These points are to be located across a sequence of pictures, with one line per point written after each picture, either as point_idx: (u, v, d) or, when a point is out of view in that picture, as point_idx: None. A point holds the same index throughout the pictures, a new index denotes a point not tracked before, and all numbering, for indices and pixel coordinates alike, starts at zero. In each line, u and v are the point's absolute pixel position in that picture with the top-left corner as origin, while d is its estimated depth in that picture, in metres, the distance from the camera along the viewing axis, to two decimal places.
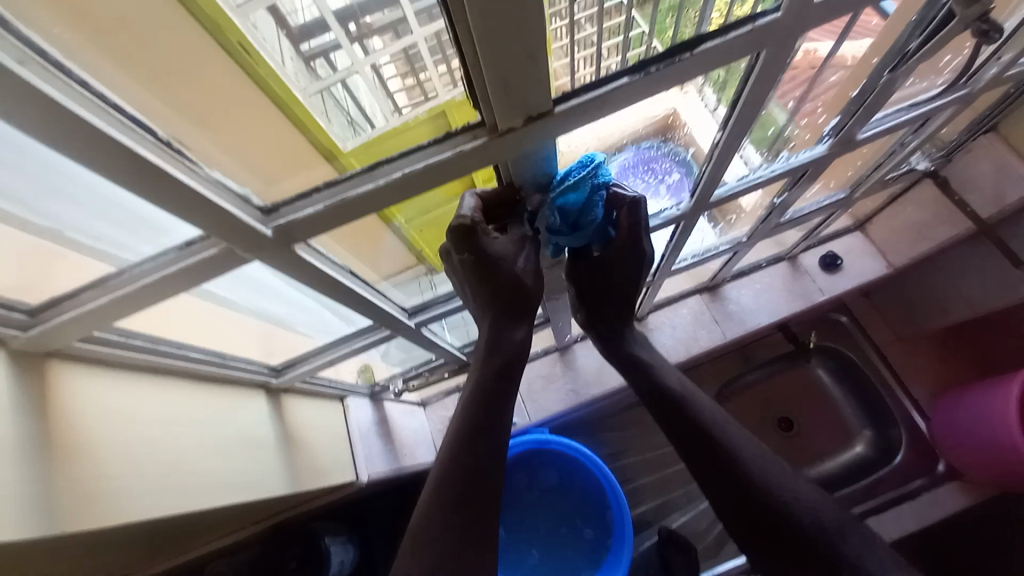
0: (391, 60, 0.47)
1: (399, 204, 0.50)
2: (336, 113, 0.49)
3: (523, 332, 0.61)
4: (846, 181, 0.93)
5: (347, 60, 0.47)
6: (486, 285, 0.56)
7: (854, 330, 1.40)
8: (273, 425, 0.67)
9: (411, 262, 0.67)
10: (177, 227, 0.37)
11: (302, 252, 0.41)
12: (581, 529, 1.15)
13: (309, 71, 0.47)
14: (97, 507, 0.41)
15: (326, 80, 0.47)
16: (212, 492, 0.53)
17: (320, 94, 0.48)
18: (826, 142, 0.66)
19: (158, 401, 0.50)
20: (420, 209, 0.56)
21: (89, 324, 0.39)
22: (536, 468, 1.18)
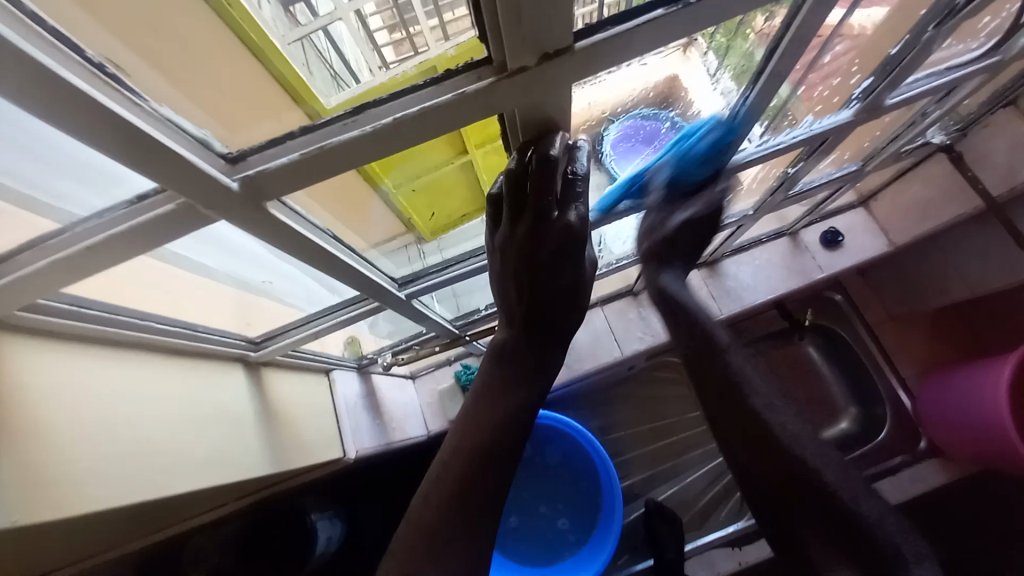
0: (377, 9, 0.44)
1: (388, 162, 0.50)
2: (317, 62, 0.48)
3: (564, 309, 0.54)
4: (859, 153, 0.89)
5: (328, 6, 0.44)
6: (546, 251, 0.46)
7: (847, 309, 1.39)
8: (251, 400, 0.63)
9: (399, 228, 0.67)
10: (127, 178, 0.32)
11: (274, 211, 0.36)
12: (558, 518, 1.15)
13: (289, 17, 0.45)
14: (52, 497, 0.37)
15: (304, 27, 0.45)
16: (186, 473, 0.49)
17: (300, 43, 0.46)
18: (853, 107, 0.61)
19: (120, 377, 0.45)
20: (410, 173, 0.56)
21: (28, 291, 0.33)
22: (542, 448, 1.18)
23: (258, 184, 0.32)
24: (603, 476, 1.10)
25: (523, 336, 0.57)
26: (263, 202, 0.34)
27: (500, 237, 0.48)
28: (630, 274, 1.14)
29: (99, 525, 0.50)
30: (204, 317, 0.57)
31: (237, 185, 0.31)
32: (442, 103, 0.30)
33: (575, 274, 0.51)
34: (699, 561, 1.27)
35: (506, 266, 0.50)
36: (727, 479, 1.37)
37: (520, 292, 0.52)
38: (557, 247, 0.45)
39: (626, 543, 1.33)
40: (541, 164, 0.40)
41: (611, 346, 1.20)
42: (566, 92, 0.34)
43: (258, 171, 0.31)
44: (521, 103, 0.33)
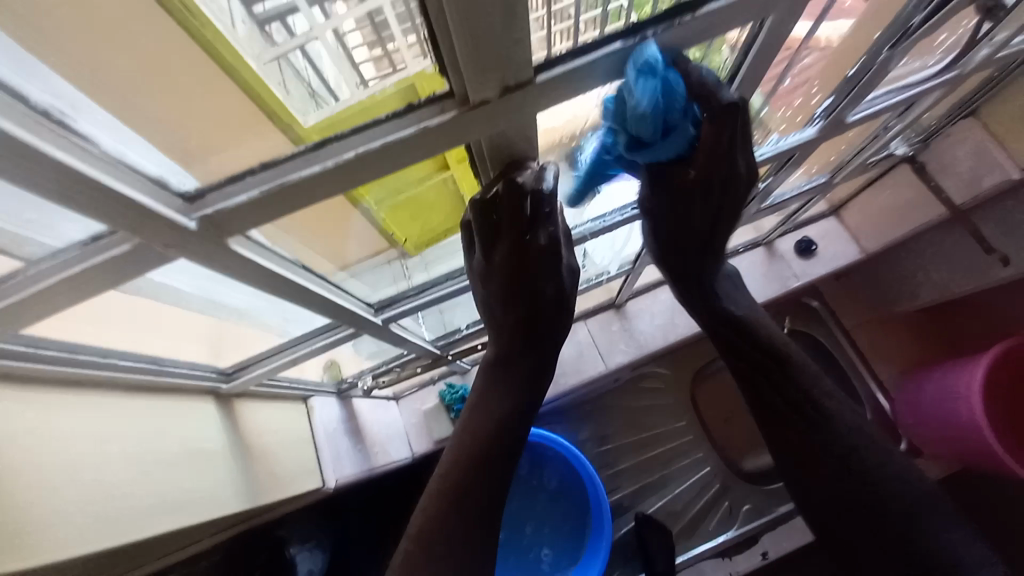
0: (355, 27, 0.39)
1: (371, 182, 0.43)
2: (295, 83, 0.42)
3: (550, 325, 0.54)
4: (828, 165, 0.91)
5: (303, 24, 0.39)
6: (524, 273, 0.47)
7: (825, 315, 1.42)
8: (223, 433, 0.61)
9: (381, 246, 0.59)
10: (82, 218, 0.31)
11: (237, 246, 0.35)
12: (541, 547, 1.13)
13: (259, 32, 0.39)
14: (7, 550, 0.35)
15: (279, 47, 0.39)
16: (151, 514, 0.47)
17: (276, 62, 0.40)
18: (817, 124, 0.63)
19: (84, 418, 0.43)
20: (390, 189, 0.49)
21: None
22: (540, 473, 1.16)
23: (218, 221, 0.31)
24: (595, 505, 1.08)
25: (512, 360, 0.56)
26: (225, 238, 0.33)
27: (478, 263, 0.47)
28: (613, 287, 1.15)
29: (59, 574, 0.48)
30: (173, 350, 0.55)
31: (195, 223, 0.30)
32: (405, 137, 0.30)
33: (559, 289, 0.51)
34: (690, 573, 1.27)
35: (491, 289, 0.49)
36: (715, 488, 1.37)
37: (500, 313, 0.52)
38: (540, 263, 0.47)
39: (617, 557, 1.31)
40: (512, 191, 0.41)
41: (596, 359, 1.20)
42: (531, 122, 0.34)
43: (218, 208, 0.30)
44: (487, 134, 0.33)
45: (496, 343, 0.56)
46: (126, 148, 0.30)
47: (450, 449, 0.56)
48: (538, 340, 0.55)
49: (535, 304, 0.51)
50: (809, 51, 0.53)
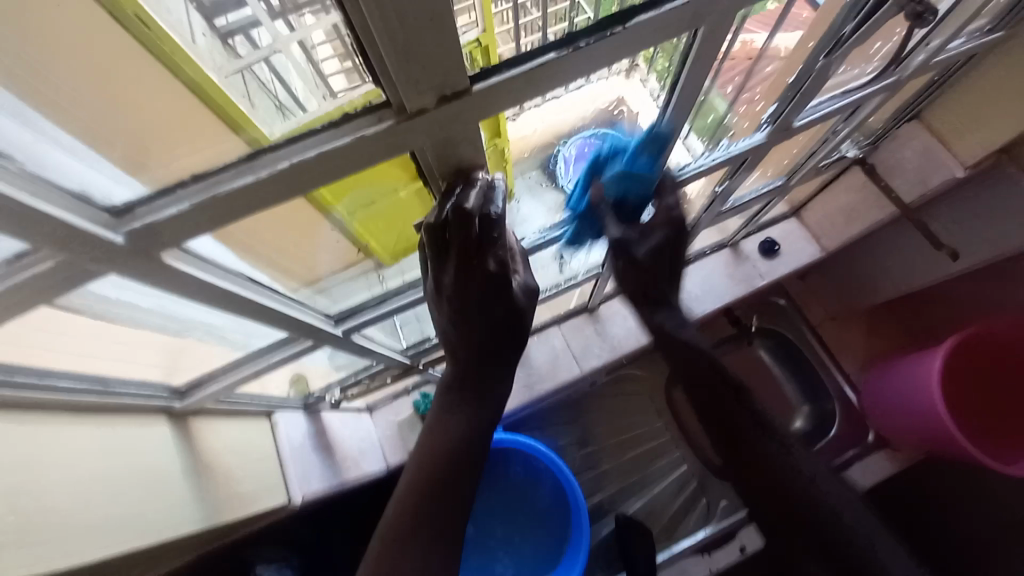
0: (325, 38, 0.37)
1: (331, 189, 0.44)
2: (260, 96, 0.41)
3: (510, 343, 0.55)
4: (782, 168, 0.95)
5: (268, 37, 0.38)
6: (478, 297, 0.47)
7: (792, 313, 1.47)
8: (179, 454, 0.59)
9: (354, 257, 0.60)
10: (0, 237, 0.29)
11: (172, 262, 0.34)
12: (499, 557, 1.12)
13: (225, 47, 0.39)
14: None
15: (246, 59, 0.39)
16: (98, 540, 0.45)
17: (241, 74, 0.40)
18: (764, 129, 0.64)
19: (28, 440, 0.41)
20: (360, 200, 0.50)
21: None
22: (528, 491, 1.15)
23: (149, 235, 0.30)
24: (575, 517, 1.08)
25: (470, 375, 0.57)
26: (159, 252, 0.32)
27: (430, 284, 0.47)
28: (583, 292, 1.16)
29: None
30: (122, 369, 0.53)
31: (123, 238, 0.29)
32: (340, 146, 0.30)
33: (517, 311, 0.52)
34: None
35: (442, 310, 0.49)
36: (691, 488, 1.38)
37: (456, 332, 0.52)
38: (489, 289, 0.47)
39: (598, 561, 1.31)
40: (460, 217, 0.40)
41: (570, 364, 1.21)
42: (474, 130, 0.35)
43: (147, 222, 0.30)
44: (428, 142, 0.34)
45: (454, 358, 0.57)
46: (49, 164, 0.29)
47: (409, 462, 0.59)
48: (496, 359, 0.56)
49: (492, 325, 0.51)
50: (768, 60, 0.59)
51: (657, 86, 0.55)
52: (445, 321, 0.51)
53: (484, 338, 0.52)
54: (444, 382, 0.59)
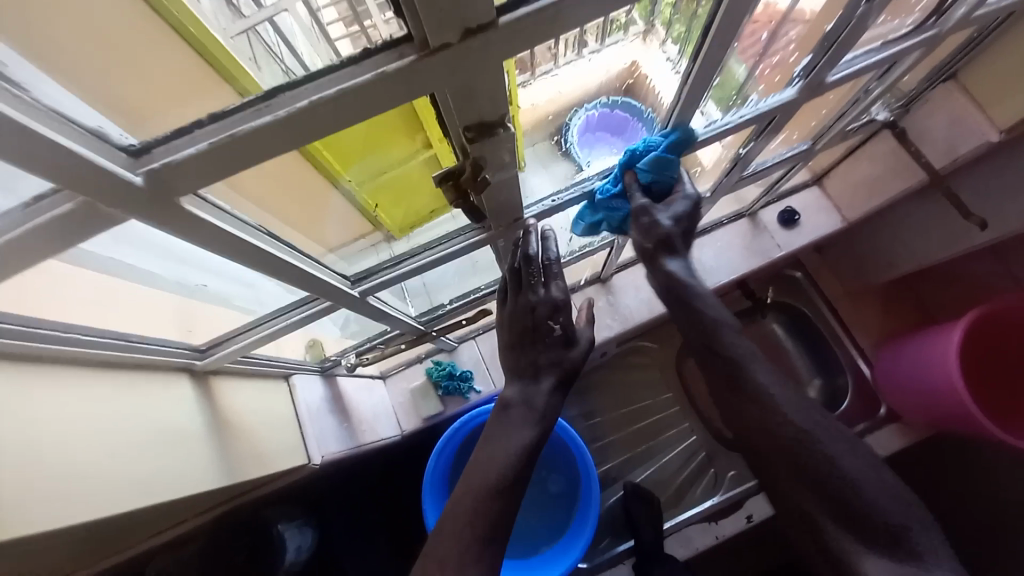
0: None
1: (339, 151, 0.47)
2: (264, 55, 0.40)
3: (554, 340, 0.69)
4: (808, 132, 0.91)
5: None
6: (521, 295, 0.69)
7: (807, 286, 1.45)
8: (201, 412, 0.60)
9: (365, 228, 0.62)
10: (18, 181, 0.29)
11: (189, 207, 0.33)
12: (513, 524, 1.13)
13: (231, 9, 0.40)
14: None
15: (250, 19, 0.39)
16: (121, 494, 0.46)
17: (245, 36, 0.40)
18: (795, 85, 0.62)
19: (51, 393, 0.42)
20: (371, 171, 0.53)
21: None
22: (543, 473, 1.17)
23: (166, 178, 0.29)
24: (583, 485, 1.08)
25: (521, 367, 0.69)
26: (176, 198, 0.32)
27: (512, 315, 0.69)
28: (597, 262, 1.15)
29: (36, 552, 0.47)
30: (142, 326, 0.54)
31: (141, 179, 0.29)
32: (360, 85, 0.29)
33: (551, 310, 0.67)
34: (677, 539, 1.29)
35: (519, 332, 0.69)
36: (700, 458, 1.40)
37: (509, 327, 0.70)
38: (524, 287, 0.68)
39: (605, 526, 1.34)
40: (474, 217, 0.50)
41: None
42: (498, 73, 0.33)
43: (164, 164, 0.29)
44: (451, 85, 0.32)
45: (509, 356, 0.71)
46: (63, 101, 0.28)
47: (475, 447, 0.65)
48: (542, 355, 0.68)
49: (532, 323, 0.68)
50: (794, 24, 0.57)
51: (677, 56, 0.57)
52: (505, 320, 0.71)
53: (529, 332, 0.68)
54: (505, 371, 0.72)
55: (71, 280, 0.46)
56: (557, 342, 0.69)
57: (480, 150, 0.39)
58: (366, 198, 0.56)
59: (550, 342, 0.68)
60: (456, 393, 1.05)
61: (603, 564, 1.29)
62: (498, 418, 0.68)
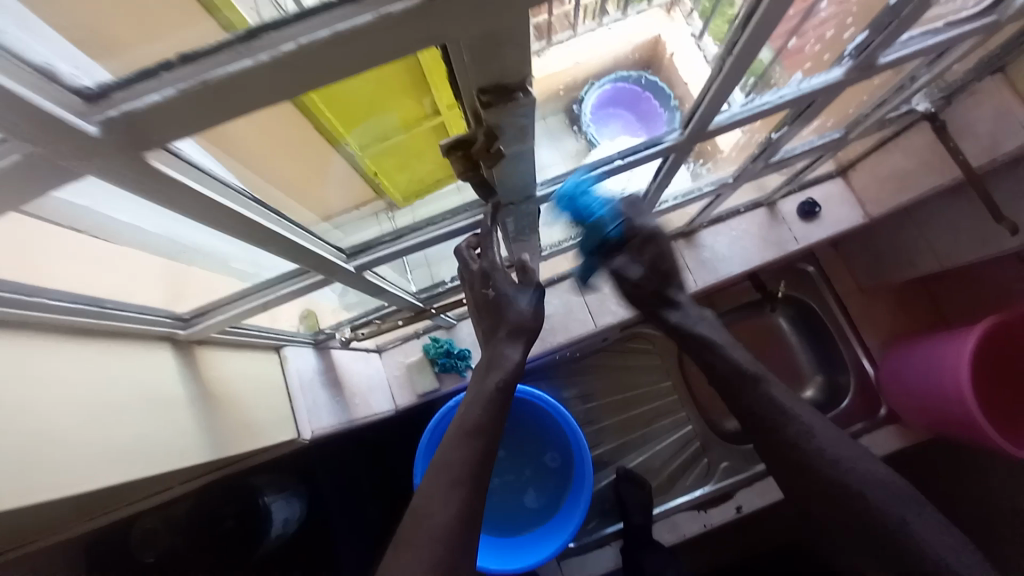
0: None
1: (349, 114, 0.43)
2: None
3: (511, 310, 0.67)
4: (844, 120, 0.86)
5: None
6: (468, 270, 0.66)
7: (819, 281, 1.41)
8: (185, 383, 0.57)
9: (367, 196, 0.56)
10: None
11: (158, 163, 0.29)
12: (512, 505, 1.13)
13: None
14: None
15: None
16: (99, 467, 0.44)
17: None
18: (845, 64, 0.57)
19: (17, 362, 0.39)
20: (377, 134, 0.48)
21: None
22: (524, 485, 1.15)
23: (129, 127, 0.25)
24: (577, 471, 1.06)
25: (485, 331, 0.70)
26: (142, 152, 0.27)
27: (467, 295, 0.71)
28: None
29: (10, 524, 0.45)
30: (122, 290, 0.50)
31: (97, 128, 0.24)
32: (360, 27, 0.24)
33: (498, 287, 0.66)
34: (665, 525, 1.29)
35: (475, 307, 0.70)
36: (694, 447, 1.39)
37: (469, 296, 0.70)
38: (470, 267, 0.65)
39: (594, 508, 1.34)
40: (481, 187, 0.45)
41: (584, 318, 1.16)
42: (526, 24, 0.28)
43: (125, 111, 0.24)
44: (468, 37, 0.27)
45: (476, 320, 0.73)
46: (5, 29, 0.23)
47: (472, 431, 0.62)
48: (500, 323, 0.68)
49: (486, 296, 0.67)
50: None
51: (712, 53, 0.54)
52: (467, 290, 0.71)
53: (486, 304, 0.68)
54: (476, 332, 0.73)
55: (43, 238, 0.42)
56: (514, 311, 0.67)
57: (496, 118, 0.34)
58: (370, 164, 0.50)
59: (507, 312, 0.67)
60: (453, 370, 1.03)
61: (589, 546, 1.29)
62: (481, 378, 0.67)
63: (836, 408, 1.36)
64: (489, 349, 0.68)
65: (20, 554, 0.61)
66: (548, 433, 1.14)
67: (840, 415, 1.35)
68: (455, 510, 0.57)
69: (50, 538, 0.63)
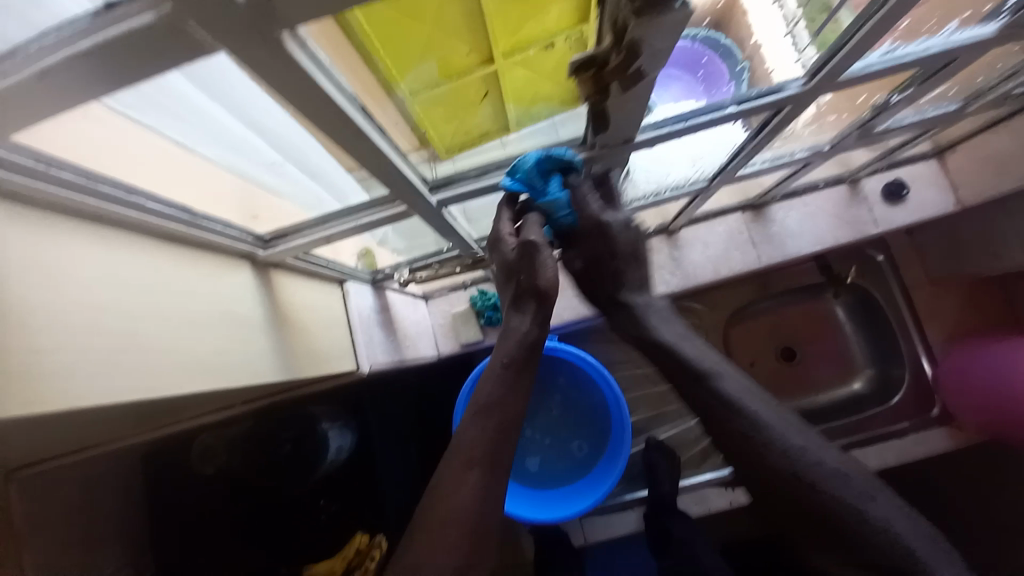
0: None
1: (405, 55, 0.39)
2: None
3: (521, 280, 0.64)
4: (967, 90, 0.77)
5: None
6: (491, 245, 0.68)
7: (887, 270, 1.32)
8: (261, 304, 0.58)
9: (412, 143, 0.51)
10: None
11: (290, 48, 0.27)
12: (527, 457, 1.12)
13: None
14: (60, 379, 0.33)
15: None
16: (187, 375, 0.44)
17: None
18: (1005, 17, 0.50)
19: (112, 258, 0.39)
20: (424, 80, 0.43)
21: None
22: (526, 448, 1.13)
23: None
24: (614, 437, 1.06)
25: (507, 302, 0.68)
26: (278, 30, 0.26)
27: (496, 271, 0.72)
28: (669, 212, 1.04)
29: (97, 421, 0.47)
30: (206, 203, 0.50)
31: None
32: None
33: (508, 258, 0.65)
34: (691, 497, 1.29)
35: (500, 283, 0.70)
36: None
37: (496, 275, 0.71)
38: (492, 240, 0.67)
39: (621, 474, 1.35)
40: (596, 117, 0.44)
41: None
42: None
43: None
44: None
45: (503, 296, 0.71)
46: None
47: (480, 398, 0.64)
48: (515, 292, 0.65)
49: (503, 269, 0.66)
50: None
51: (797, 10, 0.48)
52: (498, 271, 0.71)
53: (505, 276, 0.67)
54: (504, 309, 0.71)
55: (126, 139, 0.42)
56: (523, 282, 0.64)
57: (642, 31, 0.30)
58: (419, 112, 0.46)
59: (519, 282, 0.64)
60: (498, 324, 1.03)
61: (613, 508, 1.30)
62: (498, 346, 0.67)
63: (885, 404, 1.30)
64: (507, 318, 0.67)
65: (93, 452, 0.64)
66: (587, 399, 1.13)
67: (888, 410, 1.29)
68: None
69: (124, 440, 0.67)
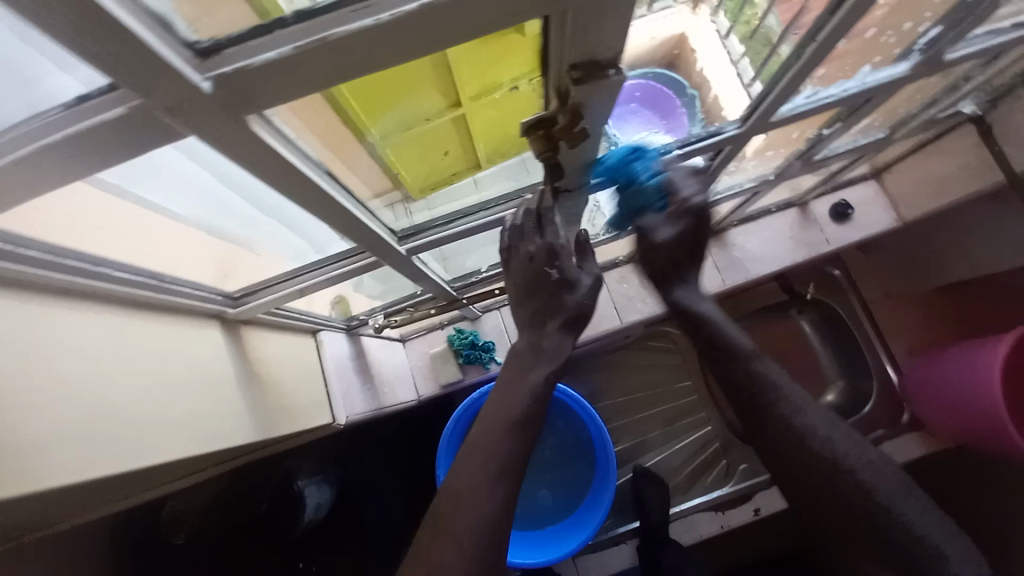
0: None
1: (383, 104, 0.40)
2: None
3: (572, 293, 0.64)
4: (892, 119, 0.84)
5: None
6: (530, 247, 0.61)
7: (845, 284, 1.39)
8: (232, 362, 0.57)
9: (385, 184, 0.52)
10: (70, 66, 0.25)
11: (256, 127, 0.29)
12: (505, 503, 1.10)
13: None
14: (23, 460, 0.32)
15: None
16: (157, 442, 0.43)
17: None
18: (911, 59, 0.55)
19: (84, 328, 0.39)
20: (400, 121, 0.44)
21: None
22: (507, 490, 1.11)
23: (238, 84, 0.25)
24: (599, 470, 1.06)
25: (541, 309, 0.65)
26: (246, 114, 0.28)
27: (513, 275, 0.64)
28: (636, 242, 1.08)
29: (58, 499, 0.45)
30: (176, 266, 0.50)
31: (209, 85, 0.25)
32: None
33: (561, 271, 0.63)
34: (680, 525, 1.29)
35: (524, 290, 0.64)
36: (713, 449, 1.37)
37: (515, 277, 0.63)
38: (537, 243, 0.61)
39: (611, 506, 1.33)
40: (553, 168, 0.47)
41: (612, 315, 1.15)
42: (626, 13, 0.29)
43: (239, 69, 0.24)
44: (576, 6, 0.27)
45: (517, 301, 0.66)
46: None
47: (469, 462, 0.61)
48: (563, 304, 0.64)
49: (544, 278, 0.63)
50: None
51: (741, 52, 0.55)
52: (514, 274, 0.64)
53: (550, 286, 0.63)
54: (521, 316, 0.67)
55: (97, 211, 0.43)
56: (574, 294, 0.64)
57: (583, 94, 0.34)
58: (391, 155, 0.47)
59: (569, 293, 0.64)
60: (477, 362, 1.03)
61: (606, 543, 1.28)
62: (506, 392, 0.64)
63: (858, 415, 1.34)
64: (534, 338, 0.65)
65: (48, 532, 0.60)
66: (571, 432, 1.14)
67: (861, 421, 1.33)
68: (494, 499, 0.57)
69: (85, 515, 0.63)
